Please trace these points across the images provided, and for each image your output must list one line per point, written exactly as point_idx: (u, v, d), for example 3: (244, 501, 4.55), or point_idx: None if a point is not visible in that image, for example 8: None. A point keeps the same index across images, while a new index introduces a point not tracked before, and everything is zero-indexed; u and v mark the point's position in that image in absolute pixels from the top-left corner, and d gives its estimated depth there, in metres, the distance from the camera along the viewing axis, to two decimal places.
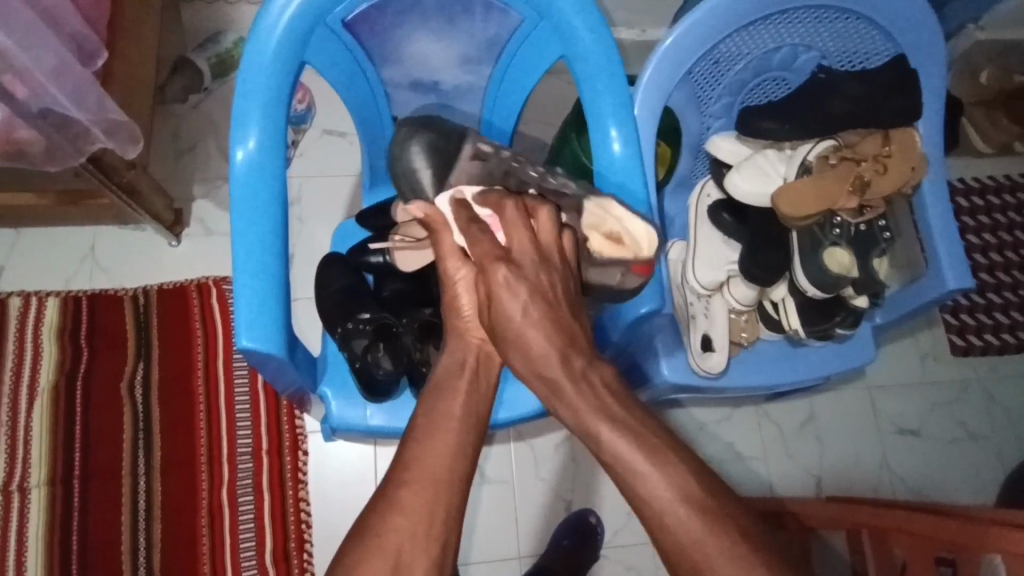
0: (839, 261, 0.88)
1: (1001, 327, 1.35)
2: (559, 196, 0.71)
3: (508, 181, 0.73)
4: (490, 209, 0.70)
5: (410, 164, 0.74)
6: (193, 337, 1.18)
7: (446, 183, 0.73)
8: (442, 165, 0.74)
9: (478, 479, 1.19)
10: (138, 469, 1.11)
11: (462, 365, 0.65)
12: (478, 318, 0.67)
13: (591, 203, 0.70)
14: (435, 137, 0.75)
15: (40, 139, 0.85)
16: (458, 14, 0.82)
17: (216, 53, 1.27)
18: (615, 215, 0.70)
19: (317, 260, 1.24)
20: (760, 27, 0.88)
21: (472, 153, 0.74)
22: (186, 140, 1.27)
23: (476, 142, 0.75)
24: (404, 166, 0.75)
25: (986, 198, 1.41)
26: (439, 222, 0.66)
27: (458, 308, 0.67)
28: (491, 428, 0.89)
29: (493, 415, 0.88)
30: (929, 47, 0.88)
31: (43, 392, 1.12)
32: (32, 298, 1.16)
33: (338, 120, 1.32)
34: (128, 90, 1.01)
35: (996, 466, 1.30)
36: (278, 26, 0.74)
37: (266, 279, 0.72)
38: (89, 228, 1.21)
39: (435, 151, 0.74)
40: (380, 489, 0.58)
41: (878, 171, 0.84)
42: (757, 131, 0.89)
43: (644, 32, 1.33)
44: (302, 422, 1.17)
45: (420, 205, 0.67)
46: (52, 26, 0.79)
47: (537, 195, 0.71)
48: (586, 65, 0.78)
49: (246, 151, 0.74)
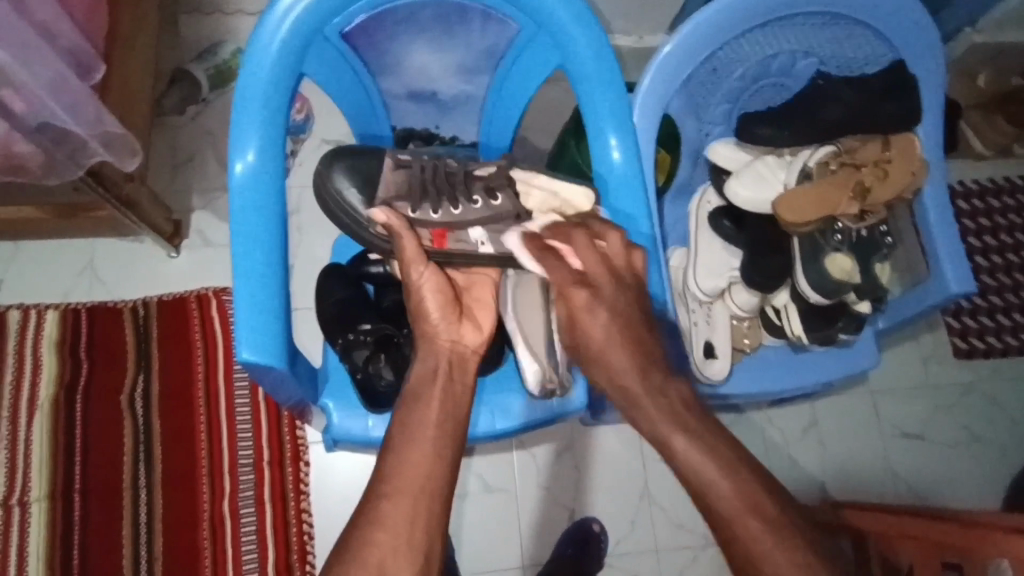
0: (842, 267, 0.87)
1: (1003, 329, 1.35)
2: (489, 179, 0.75)
3: (427, 178, 0.75)
4: (437, 211, 0.73)
5: (339, 186, 0.72)
6: (193, 349, 1.18)
7: (375, 196, 0.72)
8: (365, 178, 0.73)
9: (461, 493, 1.17)
10: (139, 482, 1.11)
11: (435, 371, 0.66)
12: (449, 320, 0.69)
13: (519, 178, 0.75)
14: (355, 159, 0.74)
15: (38, 152, 0.85)
16: (457, 25, 0.81)
17: (214, 65, 1.28)
18: (549, 185, 0.74)
19: (316, 270, 1.24)
20: (757, 33, 0.88)
21: (393, 163, 0.75)
22: (185, 151, 1.27)
23: (387, 154, 0.76)
24: (330, 194, 0.72)
25: (986, 201, 1.41)
26: (403, 235, 0.68)
27: (425, 313, 0.69)
28: (469, 441, 0.88)
29: (488, 426, 0.86)
30: (931, 50, 0.88)
31: (43, 406, 1.11)
32: (31, 311, 1.15)
33: (336, 130, 1.31)
34: (127, 103, 1.01)
35: (1001, 468, 1.29)
36: (276, 38, 0.74)
37: (266, 292, 0.72)
38: (89, 240, 1.21)
39: (360, 173, 0.73)
40: (383, 500, 0.58)
41: (879, 176, 0.84)
42: (754, 137, 0.92)
43: (642, 39, 1.34)
44: (304, 432, 1.17)
45: (382, 210, 0.69)
46: (48, 39, 0.79)
47: (477, 187, 0.75)
48: (585, 75, 0.78)
49: (245, 164, 0.74)
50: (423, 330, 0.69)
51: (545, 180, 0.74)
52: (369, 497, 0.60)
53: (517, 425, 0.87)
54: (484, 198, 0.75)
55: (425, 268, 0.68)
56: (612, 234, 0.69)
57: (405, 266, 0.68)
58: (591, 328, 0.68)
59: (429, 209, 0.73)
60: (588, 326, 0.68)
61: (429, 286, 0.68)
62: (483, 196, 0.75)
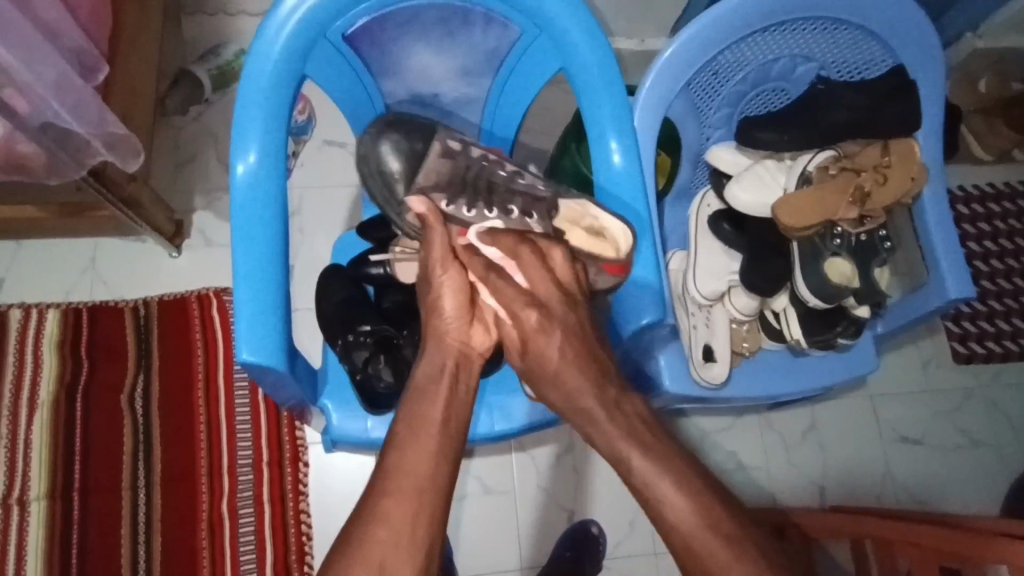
0: (841, 271, 0.88)
1: (1003, 334, 1.35)
2: (533, 198, 0.74)
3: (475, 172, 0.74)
4: (470, 210, 0.73)
5: (385, 163, 0.73)
6: (193, 349, 1.18)
7: (415, 183, 0.73)
8: (411, 163, 0.74)
9: (459, 494, 1.18)
10: (139, 481, 1.11)
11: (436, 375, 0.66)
12: (462, 321, 0.70)
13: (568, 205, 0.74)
14: (404, 137, 0.74)
15: (41, 152, 0.86)
16: (458, 28, 0.82)
17: (217, 66, 1.28)
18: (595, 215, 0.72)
19: (317, 270, 1.24)
20: (758, 38, 0.88)
21: (440, 151, 0.74)
22: (187, 151, 1.28)
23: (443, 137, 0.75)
24: (371, 167, 0.74)
25: (986, 206, 1.41)
26: (434, 227, 0.69)
27: (440, 310, 0.70)
28: (470, 442, 0.88)
29: (480, 427, 0.87)
30: (929, 56, 0.89)
31: (44, 405, 1.12)
32: (32, 310, 1.16)
33: (337, 131, 1.32)
34: (130, 103, 1.01)
35: (1000, 474, 1.29)
36: (278, 39, 0.74)
37: (266, 292, 0.72)
38: (90, 240, 1.21)
39: (410, 157, 0.74)
40: (383, 498, 0.59)
41: (879, 180, 0.84)
42: (756, 142, 0.90)
43: (643, 42, 1.32)
44: (303, 432, 1.17)
45: (420, 200, 0.69)
46: (52, 39, 0.79)
47: (518, 200, 0.74)
48: (585, 78, 0.78)
49: (247, 165, 0.74)
50: (435, 328, 0.70)
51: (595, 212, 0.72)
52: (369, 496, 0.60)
53: (517, 427, 0.87)
54: (522, 212, 0.73)
55: (448, 264, 0.69)
56: (556, 253, 0.70)
57: (430, 260, 0.69)
58: (546, 351, 0.68)
59: (469, 207, 0.73)
60: (542, 348, 0.68)
61: (446, 284, 0.69)
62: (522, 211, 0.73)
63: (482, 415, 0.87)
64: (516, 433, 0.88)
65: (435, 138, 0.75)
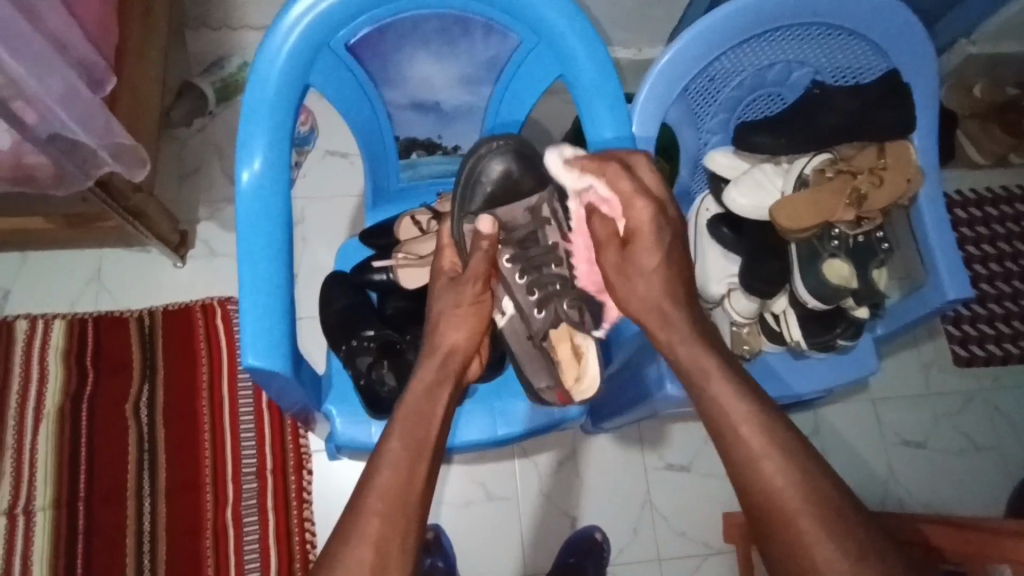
0: (839, 273, 0.89)
1: (1004, 337, 1.36)
2: (557, 292, 0.75)
3: (541, 249, 0.76)
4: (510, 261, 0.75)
5: (487, 170, 0.75)
6: (197, 358, 1.19)
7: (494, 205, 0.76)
8: (503, 187, 0.76)
9: (438, 499, 1.17)
10: (143, 491, 1.11)
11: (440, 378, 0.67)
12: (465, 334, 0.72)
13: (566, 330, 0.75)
14: (519, 169, 0.76)
15: (49, 163, 0.87)
16: (459, 37, 0.83)
17: (221, 78, 1.30)
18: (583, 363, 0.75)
19: (319, 278, 1.26)
20: (753, 45, 0.90)
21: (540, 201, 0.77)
22: (191, 163, 1.29)
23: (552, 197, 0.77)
24: (476, 167, 0.75)
25: (984, 210, 1.43)
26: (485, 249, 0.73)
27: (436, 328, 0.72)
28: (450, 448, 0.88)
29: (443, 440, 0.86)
30: (923, 61, 0.90)
31: (49, 415, 1.12)
32: (38, 321, 1.17)
33: (339, 140, 1.33)
34: (136, 115, 1.03)
35: (1003, 476, 1.29)
36: (282, 50, 0.76)
37: (270, 298, 0.73)
38: (96, 251, 1.22)
39: (509, 181, 0.76)
40: (377, 511, 0.59)
41: (875, 183, 0.86)
42: (753, 146, 0.91)
43: (641, 51, 1.36)
44: (306, 440, 1.17)
45: (488, 225, 0.73)
46: (60, 52, 0.80)
47: (547, 291, 0.75)
48: (584, 85, 0.80)
49: (251, 172, 0.75)
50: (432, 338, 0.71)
51: (587, 343, 0.75)
52: (357, 511, 0.59)
53: (512, 433, 0.88)
54: (538, 298, 0.75)
55: (472, 284, 0.72)
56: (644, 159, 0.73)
57: (466, 272, 0.73)
58: (649, 251, 0.70)
59: (512, 261, 0.75)
60: (644, 250, 0.70)
61: (468, 297, 0.72)
62: (541, 301, 0.75)
63: (477, 420, 0.87)
64: (511, 438, 0.88)
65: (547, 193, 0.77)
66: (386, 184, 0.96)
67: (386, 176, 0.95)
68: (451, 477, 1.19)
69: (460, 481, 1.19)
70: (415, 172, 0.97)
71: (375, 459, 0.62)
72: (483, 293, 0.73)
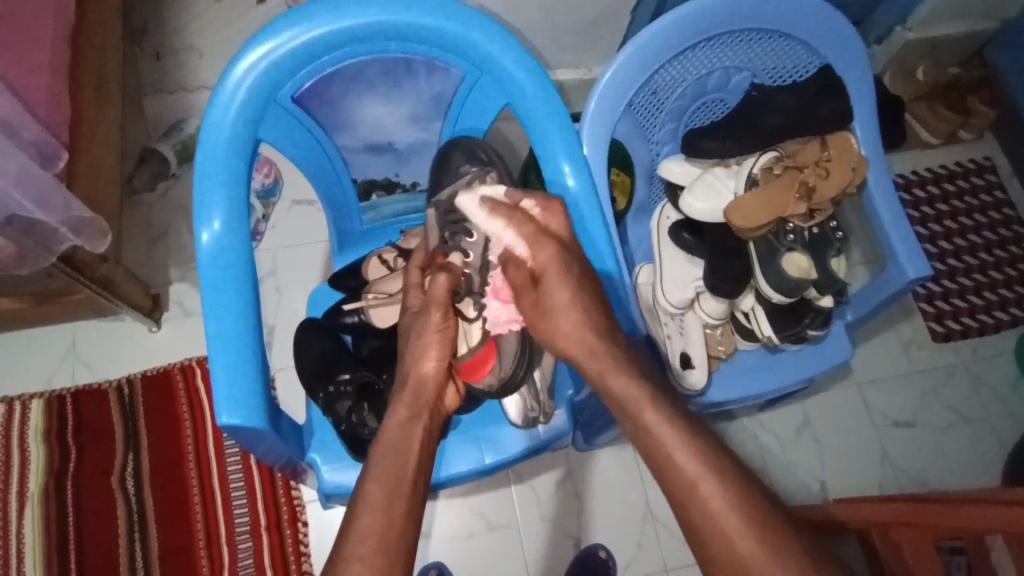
0: (798, 265, 0.91)
1: (977, 309, 1.38)
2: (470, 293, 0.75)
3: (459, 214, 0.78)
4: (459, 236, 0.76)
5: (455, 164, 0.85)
6: (181, 421, 1.18)
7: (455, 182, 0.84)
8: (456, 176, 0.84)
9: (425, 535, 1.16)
10: (137, 563, 1.09)
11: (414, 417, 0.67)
12: (442, 372, 0.71)
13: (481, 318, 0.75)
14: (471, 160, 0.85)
15: (10, 245, 0.88)
16: (403, 77, 0.85)
17: (181, 140, 1.32)
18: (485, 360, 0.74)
19: (294, 327, 1.25)
20: (691, 56, 0.92)
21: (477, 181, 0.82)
22: (158, 226, 1.30)
23: (485, 174, 0.82)
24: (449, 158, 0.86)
25: (941, 187, 1.47)
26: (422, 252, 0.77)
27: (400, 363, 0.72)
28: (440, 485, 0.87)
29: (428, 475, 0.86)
30: (855, 55, 0.94)
31: (33, 496, 1.11)
32: (14, 403, 1.15)
33: (304, 189, 1.34)
34: (94, 189, 1.04)
35: (996, 446, 1.31)
36: (230, 109, 0.77)
37: (241, 355, 0.73)
38: (68, 325, 1.21)
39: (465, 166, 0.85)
40: (355, 556, 0.57)
41: (821, 175, 0.89)
42: (702, 152, 0.94)
43: (589, 71, 1.40)
44: (299, 492, 1.16)
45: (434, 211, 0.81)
46: (10, 136, 0.81)
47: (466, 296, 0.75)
48: (531, 112, 0.82)
49: (211, 232, 0.76)
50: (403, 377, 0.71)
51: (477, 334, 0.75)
52: (339, 557, 0.58)
53: (501, 459, 0.87)
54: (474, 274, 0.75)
55: (438, 307, 0.71)
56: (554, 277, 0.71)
57: (428, 300, 0.72)
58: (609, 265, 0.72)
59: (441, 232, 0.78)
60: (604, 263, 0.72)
61: (434, 324, 0.71)
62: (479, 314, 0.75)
63: (464, 452, 0.87)
64: (502, 464, 0.88)
65: (485, 171, 0.83)
66: (349, 228, 0.98)
67: (349, 219, 0.97)
68: (446, 513, 1.18)
69: (458, 516, 1.18)
70: (377, 214, 0.99)
71: (355, 505, 0.62)
72: (446, 317, 0.71)
